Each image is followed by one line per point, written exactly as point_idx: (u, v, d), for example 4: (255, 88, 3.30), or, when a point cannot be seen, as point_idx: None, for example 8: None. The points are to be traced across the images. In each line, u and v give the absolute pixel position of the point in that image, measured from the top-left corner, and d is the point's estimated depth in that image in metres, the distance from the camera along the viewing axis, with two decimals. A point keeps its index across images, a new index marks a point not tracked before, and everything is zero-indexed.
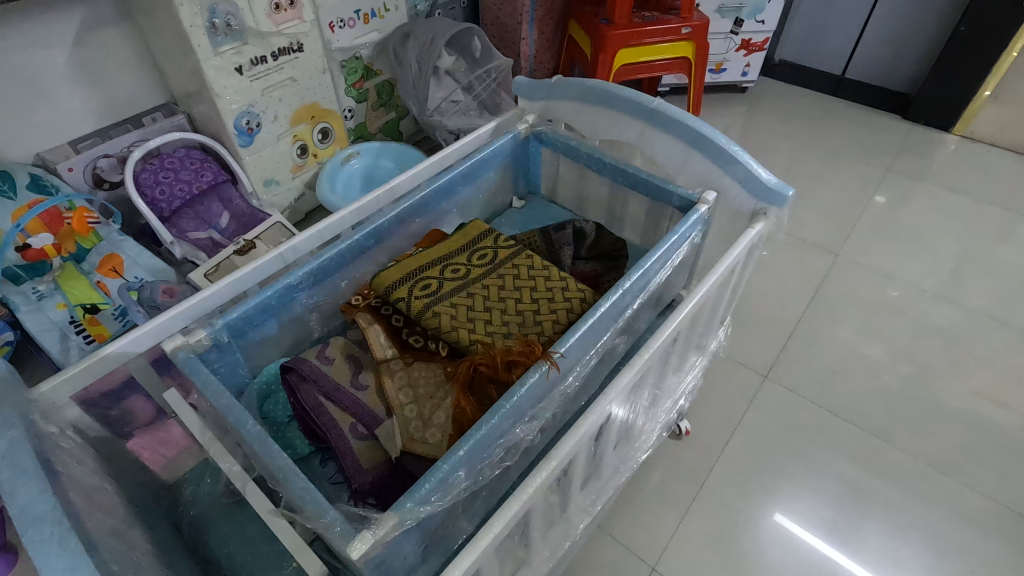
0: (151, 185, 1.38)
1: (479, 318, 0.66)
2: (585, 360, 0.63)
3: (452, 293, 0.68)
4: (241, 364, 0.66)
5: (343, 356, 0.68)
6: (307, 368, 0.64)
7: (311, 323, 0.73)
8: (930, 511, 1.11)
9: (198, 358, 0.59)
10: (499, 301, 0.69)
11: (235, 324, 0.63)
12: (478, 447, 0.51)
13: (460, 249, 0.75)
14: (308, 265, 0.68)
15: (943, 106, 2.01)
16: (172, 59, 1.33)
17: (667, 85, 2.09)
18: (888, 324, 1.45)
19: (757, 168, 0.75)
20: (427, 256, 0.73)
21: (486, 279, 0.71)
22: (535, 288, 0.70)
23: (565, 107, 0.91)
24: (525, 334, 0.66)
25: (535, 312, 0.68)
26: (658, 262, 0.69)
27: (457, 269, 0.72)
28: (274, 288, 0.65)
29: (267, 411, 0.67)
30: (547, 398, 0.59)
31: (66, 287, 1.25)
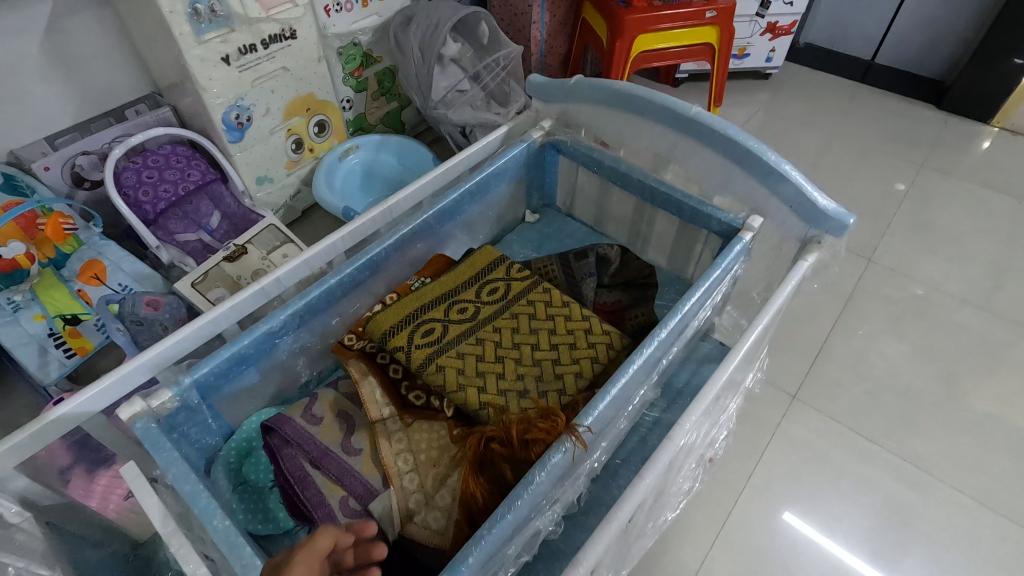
0: (134, 185, 1.28)
1: (490, 372, 0.62)
2: (614, 426, 0.56)
3: (460, 341, 0.64)
4: (214, 418, 0.63)
5: (332, 415, 0.68)
6: (290, 430, 0.64)
7: (297, 366, 0.70)
8: (974, 549, 1.04)
9: (159, 426, 0.55)
10: (512, 348, 0.65)
11: (205, 379, 0.58)
12: (487, 551, 0.44)
13: (468, 283, 0.70)
14: (288, 308, 0.62)
15: (982, 96, 1.88)
16: (153, 48, 1.22)
17: (687, 72, 1.96)
18: (925, 338, 1.35)
19: (812, 191, 0.65)
20: (431, 294, 0.69)
21: (497, 321, 0.67)
22: (554, 332, 0.66)
23: (585, 110, 0.80)
24: (544, 390, 0.61)
25: (554, 362, 0.64)
26: (696, 305, 0.60)
27: (465, 309, 0.67)
28: (251, 337, 0.61)
29: (247, 475, 0.64)
30: (570, 479, 0.51)
31: (44, 296, 1.15)
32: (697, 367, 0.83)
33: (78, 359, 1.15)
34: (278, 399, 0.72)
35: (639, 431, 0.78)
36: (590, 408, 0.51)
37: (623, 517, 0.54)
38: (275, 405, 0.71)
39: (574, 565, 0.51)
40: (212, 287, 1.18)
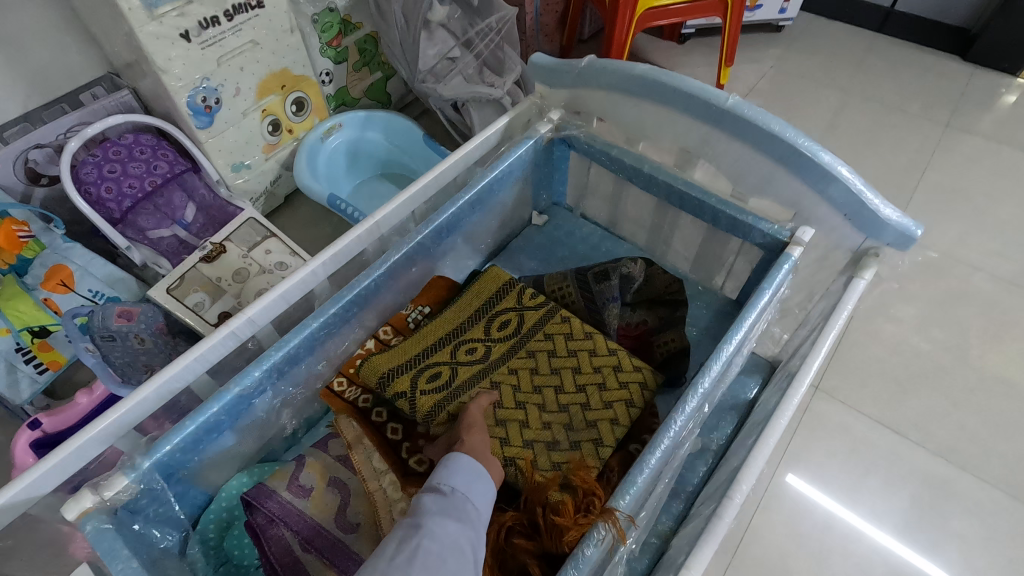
0: (95, 181, 1.15)
1: (513, 419, 0.61)
2: (654, 495, 0.53)
3: (475, 385, 0.63)
4: (191, 487, 0.59)
5: (323, 484, 0.63)
6: (274, 508, 0.59)
7: (280, 418, 0.66)
8: (1005, 545, 1.00)
9: (111, 526, 0.50)
10: (534, 392, 0.63)
11: (168, 457, 0.53)
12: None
13: (477, 319, 0.69)
14: (260, 365, 0.58)
15: (1010, 46, 1.73)
16: (100, 23, 1.07)
17: (694, 28, 1.81)
18: (952, 317, 1.28)
19: (873, 198, 0.57)
20: (435, 330, 0.68)
21: (513, 361, 0.66)
22: (577, 371, 0.64)
23: (600, 96, 0.74)
24: (576, 440, 0.60)
25: (583, 405, 0.62)
26: (740, 342, 0.55)
27: (477, 349, 0.66)
28: (219, 403, 0.56)
29: (230, 550, 0.60)
30: (607, 568, 0.49)
31: (6, 309, 1.05)
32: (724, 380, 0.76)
33: (51, 374, 1.07)
34: (262, 455, 0.68)
35: None
36: (624, 488, 0.48)
37: None
38: (260, 461, 0.67)
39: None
40: (190, 292, 1.07)
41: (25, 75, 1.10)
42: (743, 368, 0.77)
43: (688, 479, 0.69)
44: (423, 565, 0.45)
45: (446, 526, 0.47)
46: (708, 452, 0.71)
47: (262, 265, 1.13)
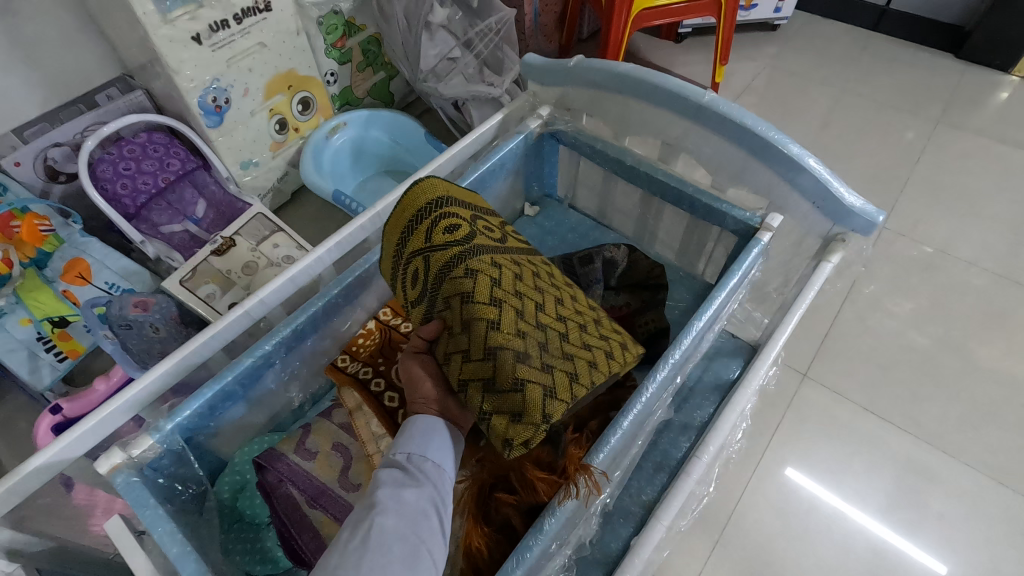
0: (111, 178, 1.20)
1: (482, 317, 0.53)
2: (627, 456, 0.57)
3: (449, 270, 0.55)
4: (205, 454, 0.64)
5: (328, 447, 0.67)
6: (283, 469, 0.64)
7: (288, 392, 0.71)
8: (984, 525, 1.04)
9: (140, 480, 0.54)
10: (515, 294, 0.55)
11: (188, 422, 0.58)
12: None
13: (462, 205, 0.60)
14: (271, 339, 0.63)
15: (1001, 43, 1.76)
16: (116, 27, 1.12)
17: (690, 27, 1.85)
18: (939, 308, 1.32)
19: (838, 186, 0.61)
20: (416, 205, 0.60)
21: (497, 256, 0.57)
22: (561, 301, 0.59)
23: (586, 94, 0.79)
24: (548, 362, 0.53)
25: (563, 334, 0.56)
26: (710, 320, 0.60)
27: (457, 231, 0.57)
28: (235, 372, 0.60)
29: (244, 510, 0.65)
30: (576, 523, 0.53)
31: (29, 299, 1.10)
32: (708, 362, 0.81)
33: (71, 362, 1.12)
34: (271, 426, 0.73)
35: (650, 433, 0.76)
36: (599, 446, 0.52)
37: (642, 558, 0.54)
38: (269, 431, 0.72)
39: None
40: (202, 284, 1.12)
41: (44, 77, 1.15)
42: (726, 350, 0.83)
43: (672, 452, 0.75)
44: (380, 538, 0.45)
45: (401, 494, 0.48)
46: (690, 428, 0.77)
47: (270, 258, 1.18)
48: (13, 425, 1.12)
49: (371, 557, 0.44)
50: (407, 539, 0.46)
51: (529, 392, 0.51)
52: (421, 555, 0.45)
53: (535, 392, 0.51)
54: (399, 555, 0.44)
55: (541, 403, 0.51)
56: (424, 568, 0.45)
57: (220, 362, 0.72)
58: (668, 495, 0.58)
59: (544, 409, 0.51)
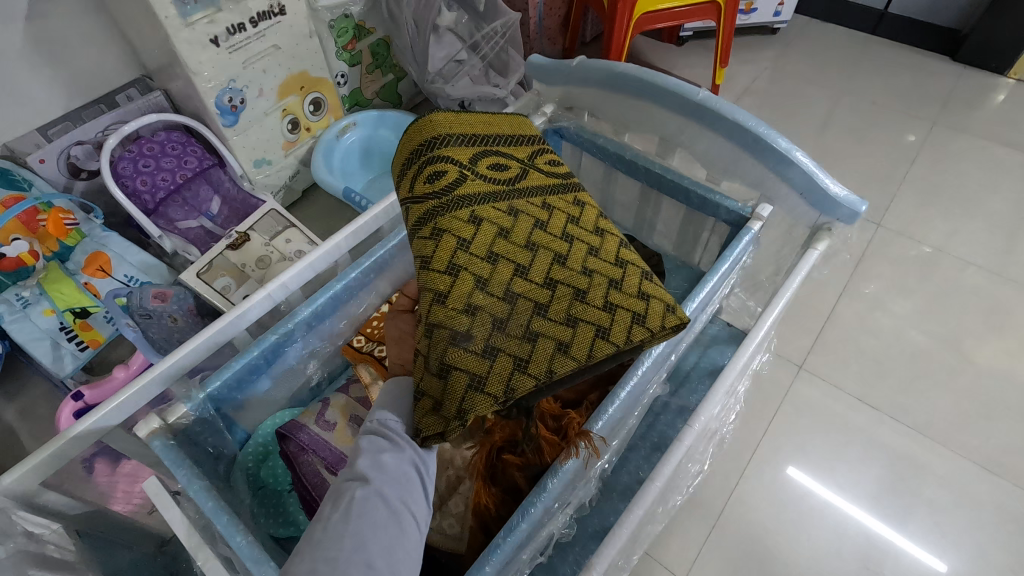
0: (131, 175, 1.25)
1: (431, 287, 0.50)
2: (624, 425, 0.61)
3: (420, 227, 0.53)
4: (231, 424, 0.69)
5: (345, 419, 0.73)
6: (305, 437, 0.68)
7: (306, 369, 0.77)
8: (973, 511, 1.08)
9: (175, 443, 0.58)
10: (485, 259, 0.51)
11: (218, 392, 0.64)
12: (503, 559, 0.49)
13: (464, 146, 0.58)
14: (293, 318, 0.68)
15: (997, 46, 1.79)
16: (137, 30, 1.16)
17: (691, 30, 1.89)
18: (932, 304, 1.35)
19: (824, 178, 0.66)
20: (416, 144, 0.59)
21: (481, 210, 0.53)
22: (555, 262, 0.52)
23: (588, 94, 0.83)
24: (493, 346, 0.49)
25: (537, 307, 0.51)
26: (702, 302, 0.65)
27: (440, 180, 0.54)
28: (260, 347, 0.66)
29: (267, 479, 0.70)
30: (577, 485, 0.56)
31: (52, 291, 1.15)
32: (704, 350, 0.89)
33: (91, 351, 1.16)
34: (291, 402, 0.78)
35: (649, 416, 0.84)
36: (598, 415, 0.56)
37: (638, 517, 0.58)
38: (289, 406, 0.78)
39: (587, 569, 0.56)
40: (218, 276, 1.17)
41: (68, 78, 1.19)
42: (722, 340, 0.90)
43: (668, 433, 0.82)
44: (363, 505, 0.47)
45: (381, 459, 0.50)
46: (686, 409, 0.84)
47: (283, 252, 1.22)
48: (36, 412, 1.16)
49: (355, 524, 0.46)
50: (390, 503, 0.48)
51: (454, 380, 0.48)
52: (404, 517, 0.48)
53: (459, 382, 0.48)
54: (383, 520, 0.47)
55: (462, 395, 0.48)
56: (408, 527, 0.48)
57: (243, 342, 0.77)
58: (663, 460, 0.62)
59: (462, 405, 0.48)
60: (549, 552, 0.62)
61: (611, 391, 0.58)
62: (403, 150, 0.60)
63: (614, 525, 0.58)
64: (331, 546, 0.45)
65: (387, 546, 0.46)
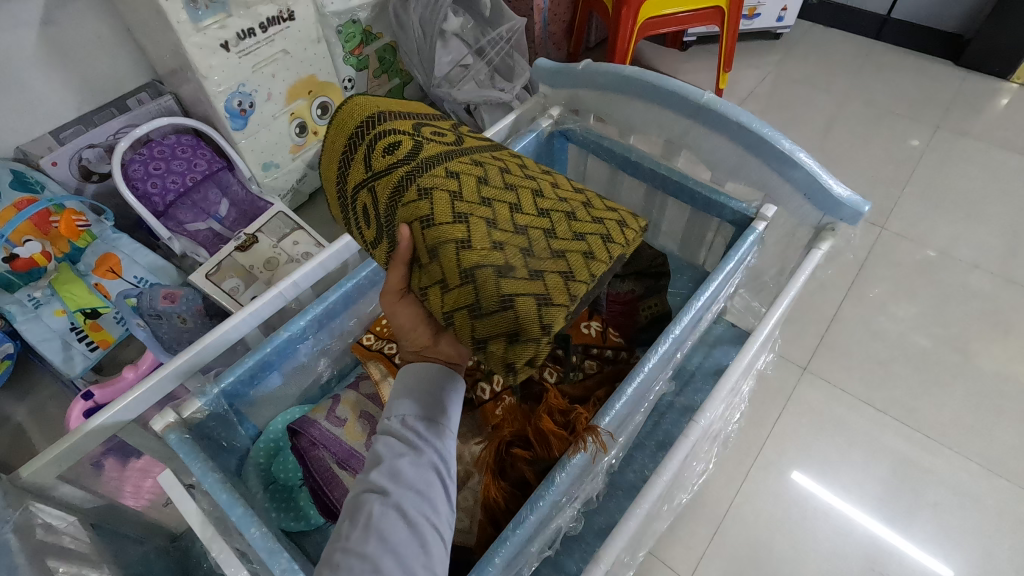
0: (142, 177, 1.27)
1: (449, 239, 0.49)
2: (632, 420, 0.62)
3: (400, 195, 0.51)
4: (244, 420, 0.70)
5: (355, 415, 0.75)
6: (316, 433, 0.70)
7: (316, 366, 0.79)
8: (978, 512, 1.08)
9: (189, 437, 0.60)
10: (483, 204, 0.51)
11: (231, 387, 0.65)
12: (512, 551, 0.50)
13: (398, 117, 0.56)
14: (306, 316, 0.70)
15: (1000, 51, 1.80)
16: (148, 35, 1.18)
17: (695, 35, 1.91)
18: (936, 307, 1.35)
19: (827, 179, 0.67)
20: (350, 128, 0.57)
21: (453, 165, 0.53)
22: (538, 195, 0.55)
23: (594, 95, 0.85)
24: (536, 269, 0.50)
25: (547, 232, 0.52)
26: (708, 301, 0.65)
27: (399, 148, 0.53)
28: (273, 344, 0.68)
29: (278, 475, 0.71)
30: (585, 479, 0.57)
31: (64, 291, 1.16)
32: (709, 350, 0.90)
33: (100, 351, 1.18)
34: (301, 399, 0.80)
35: (653, 415, 0.85)
36: (605, 410, 0.57)
37: (644, 512, 0.59)
38: (299, 404, 0.80)
39: (595, 562, 0.56)
40: (226, 278, 1.18)
41: (81, 82, 1.21)
42: (727, 339, 0.91)
43: (673, 432, 0.83)
44: (383, 522, 0.48)
45: (399, 467, 0.51)
46: (690, 408, 0.85)
47: (289, 254, 1.22)
48: (46, 412, 1.17)
49: (376, 541, 0.47)
50: (407, 516, 0.49)
51: (521, 307, 0.48)
52: (424, 529, 0.49)
53: (526, 306, 0.48)
54: (399, 533, 0.48)
55: (536, 315, 0.48)
56: (428, 537, 0.49)
57: (254, 340, 0.78)
58: (669, 457, 0.62)
59: (542, 320, 0.48)
60: (557, 546, 0.63)
61: (620, 387, 0.60)
62: (333, 141, 0.58)
63: (621, 519, 0.58)
64: (352, 565, 0.47)
65: (406, 561, 0.47)
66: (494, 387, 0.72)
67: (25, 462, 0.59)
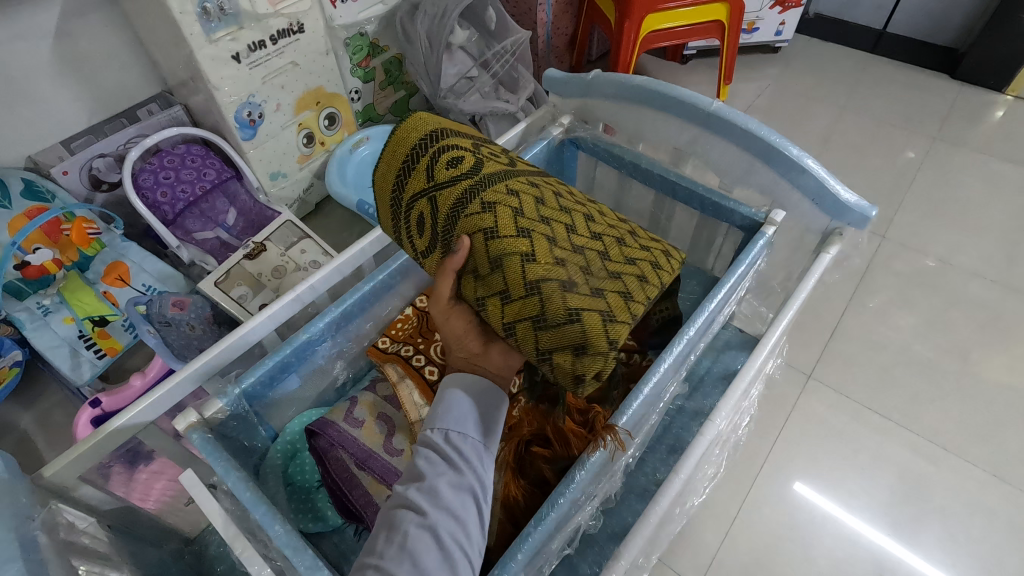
0: (152, 186, 1.28)
1: (514, 252, 0.53)
2: (648, 419, 0.63)
3: (464, 206, 0.55)
4: (262, 423, 0.71)
5: (373, 417, 0.77)
6: (334, 435, 0.72)
7: (333, 369, 0.80)
8: (986, 520, 1.08)
9: (210, 437, 0.60)
10: (541, 221, 0.55)
11: (252, 388, 0.66)
12: (534, 547, 0.51)
13: (459, 135, 0.60)
14: (325, 318, 0.71)
15: (995, 64, 1.83)
16: (161, 47, 1.19)
17: (695, 49, 1.95)
18: (937, 314, 1.37)
19: (834, 184, 0.69)
20: (410, 142, 0.59)
21: (512, 183, 0.57)
22: (589, 219, 0.59)
23: (604, 106, 0.87)
24: (597, 287, 0.54)
25: (602, 254, 0.57)
26: (719, 304, 0.67)
27: (463, 163, 0.56)
28: (292, 346, 0.69)
29: (293, 476, 0.73)
30: (604, 477, 0.58)
31: (73, 299, 1.16)
32: (717, 355, 0.91)
33: (109, 359, 1.16)
34: (317, 402, 0.81)
35: (664, 419, 0.86)
36: (623, 409, 0.58)
37: (662, 511, 0.59)
38: (316, 406, 0.81)
39: (615, 560, 0.57)
40: (235, 286, 1.18)
41: (94, 92, 1.23)
42: (735, 344, 0.92)
43: (684, 436, 0.84)
44: (417, 543, 0.49)
45: (437, 488, 0.52)
46: (700, 412, 0.86)
47: (298, 263, 1.24)
48: (53, 419, 1.17)
49: (407, 563, 0.48)
50: (440, 539, 0.49)
51: (586, 318, 0.52)
52: (454, 552, 0.49)
53: (592, 317, 0.52)
54: (432, 557, 0.48)
55: (603, 328, 0.52)
56: (459, 562, 0.49)
57: (271, 344, 0.79)
58: (684, 457, 0.63)
59: (607, 333, 0.52)
60: (576, 545, 0.64)
61: (638, 387, 0.60)
62: (390, 153, 0.59)
63: (637, 521, 0.59)
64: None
65: None
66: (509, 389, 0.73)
67: (48, 461, 0.60)
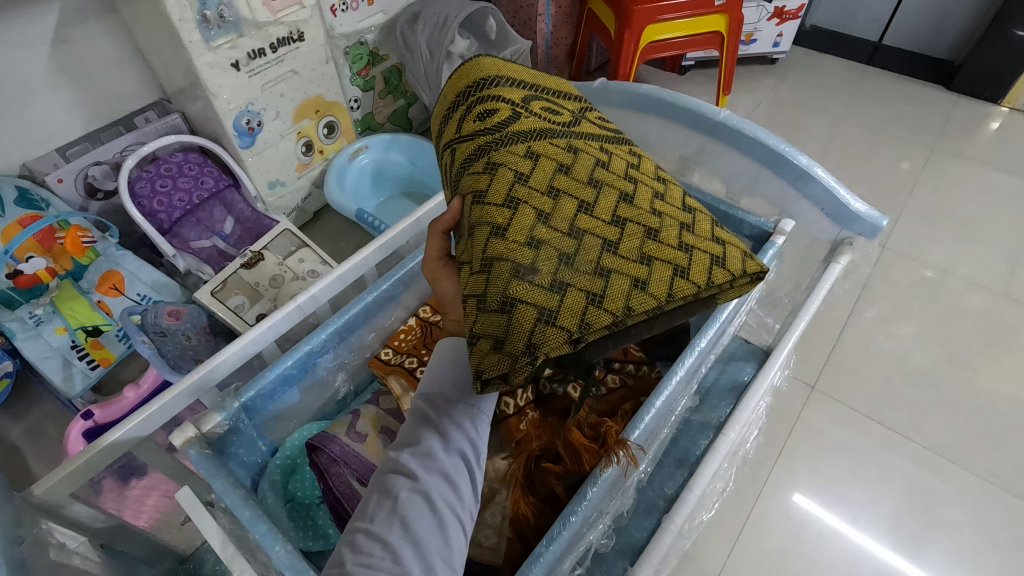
0: (148, 195, 1.26)
1: (487, 221, 0.47)
2: (660, 434, 0.62)
3: (472, 162, 0.51)
4: (259, 439, 0.70)
5: (376, 431, 0.76)
6: (336, 449, 0.70)
7: (334, 382, 0.79)
8: (995, 535, 1.07)
9: (209, 453, 0.59)
10: (546, 192, 0.48)
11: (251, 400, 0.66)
12: (546, 568, 0.49)
13: (514, 87, 0.55)
14: (326, 330, 0.71)
15: (991, 76, 1.84)
16: (159, 53, 1.18)
17: (694, 60, 1.96)
18: (940, 325, 1.36)
19: (846, 194, 0.69)
20: (461, 88, 0.57)
21: (537, 147, 0.50)
22: (624, 200, 0.49)
23: (612, 113, 0.86)
24: (560, 281, 0.45)
25: (606, 244, 0.47)
26: (730, 315, 0.66)
27: (492, 118, 0.52)
28: (293, 358, 0.68)
29: (293, 491, 0.70)
30: (615, 494, 0.57)
31: (64, 308, 1.13)
32: (723, 366, 0.90)
33: (102, 370, 1.13)
34: (318, 415, 0.80)
35: (672, 431, 0.84)
36: (635, 423, 0.57)
37: (676, 529, 0.58)
38: (316, 419, 0.79)
39: None
40: (231, 295, 1.16)
41: (91, 100, 1.21)
42: (741, 354, 0.91)
43: (692, 449, 0.82)
44: (409, 507, 0.48)
45: (431, 449, 0.51)
46: (709, 425, 0.84)
47: (296, 272, 1.22)
48: (43, 432, 1.14)
49: (399, 527, 0.47)
50: (433, 504, 0.48)
51: (517, 316, 0.43)
52: (447, 517, 0.48)
53: (524, 315, 0.43)
54: (427, 520, 0.48)
55: (531, 329, 0.43)
56: (452, 529, 0.49)
57: (271, 356, 0.78)
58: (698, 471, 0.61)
59: (532, 337, 0.43)
60: (586, 563, 0.63)
61: (651, 400, 0.59)
62: (446, 95, 0.58)
63: (651, 541, 0.58)
64: (373, 551, 0.46)
65: (428, 555, 0.46)
66: (517, 401, 0.71)
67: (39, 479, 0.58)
